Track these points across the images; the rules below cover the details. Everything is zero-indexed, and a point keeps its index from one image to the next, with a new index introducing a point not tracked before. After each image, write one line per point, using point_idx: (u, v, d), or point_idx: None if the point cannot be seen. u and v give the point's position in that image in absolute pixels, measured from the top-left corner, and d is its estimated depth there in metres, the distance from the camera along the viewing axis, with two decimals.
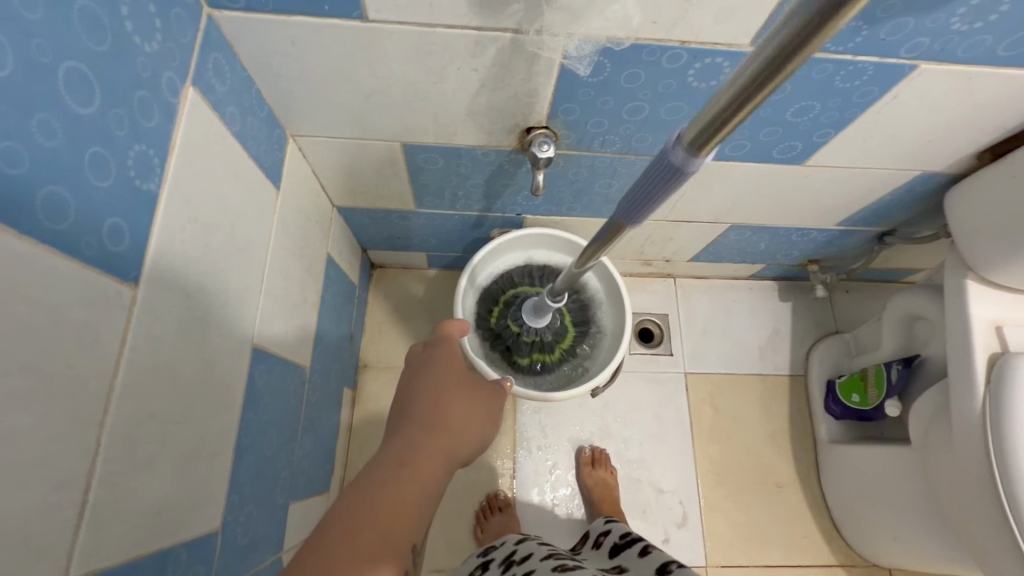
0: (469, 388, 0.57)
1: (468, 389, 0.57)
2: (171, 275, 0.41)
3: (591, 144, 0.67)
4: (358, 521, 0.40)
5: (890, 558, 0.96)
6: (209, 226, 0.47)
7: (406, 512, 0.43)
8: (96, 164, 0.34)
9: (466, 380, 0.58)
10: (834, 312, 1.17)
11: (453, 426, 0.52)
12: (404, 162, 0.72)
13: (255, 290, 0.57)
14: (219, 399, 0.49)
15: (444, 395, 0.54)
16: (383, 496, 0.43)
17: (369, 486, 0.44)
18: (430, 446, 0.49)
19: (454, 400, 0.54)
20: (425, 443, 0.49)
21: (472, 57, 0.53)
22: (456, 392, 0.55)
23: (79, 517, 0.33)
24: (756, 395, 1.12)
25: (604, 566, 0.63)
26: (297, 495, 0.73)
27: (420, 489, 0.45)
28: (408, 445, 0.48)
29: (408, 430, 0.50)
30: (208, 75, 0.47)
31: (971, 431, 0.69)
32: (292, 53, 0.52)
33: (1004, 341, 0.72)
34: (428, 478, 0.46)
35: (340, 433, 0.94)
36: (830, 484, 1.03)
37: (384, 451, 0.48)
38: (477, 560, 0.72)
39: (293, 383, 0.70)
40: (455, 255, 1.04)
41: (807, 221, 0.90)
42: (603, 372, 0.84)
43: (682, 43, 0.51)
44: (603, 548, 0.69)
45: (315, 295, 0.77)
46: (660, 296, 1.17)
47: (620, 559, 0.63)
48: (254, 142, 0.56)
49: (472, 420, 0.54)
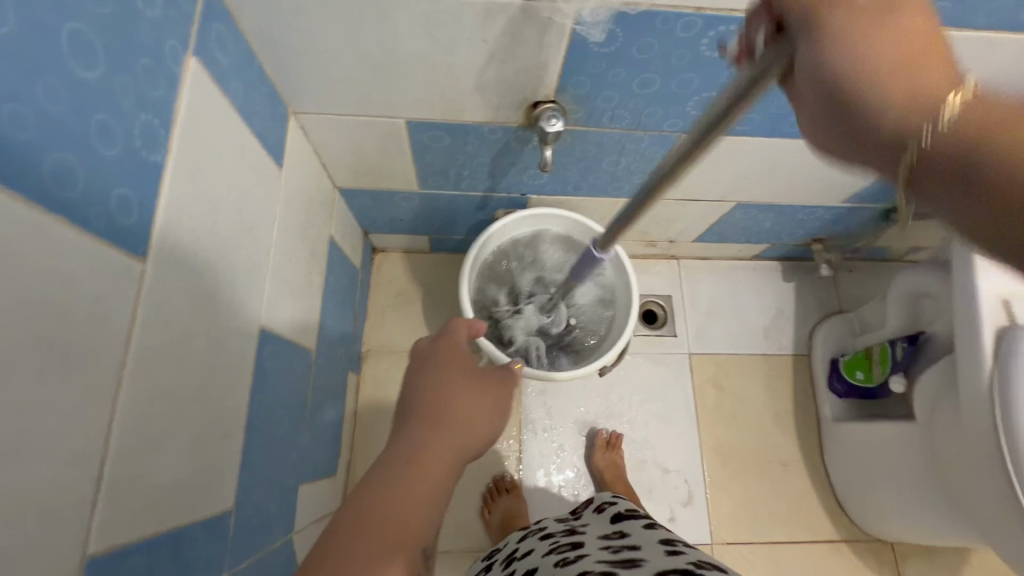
0: (478, 380, 0.57)
1: (475, 382, 0.56)
2: (179, 252, 0.41)
3: (599, 119, 0.66)
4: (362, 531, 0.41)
5: (890, 534, 0.97)
6: (216, 203, 0.47)
7: (409, 515, 0.43)
8: (102, 133, 0.33)
9: (473, 372, 0.57)
10: (839, 292, 1.17)
11: (459, 422, 0.52)
12: (408, 140, 0.71)
13: (261, 270, 0.57)
14: (230, 379, 0.50)
15: (455, 391, 0.54)
16: (394, 496, 0.43)
17: (373, 490, 0.44)
18: (442, 442, 0.49)
19: (459, 394, 0.54)
20: (431, 441, 0.49)
21: (481, 27, 0.52)
22: (462, 387, 0.55)
23: (96, 492, 0.33)
24: (760, 375, 1.12)
25: (604, 531, 0.65)
26: (306, 478, 0.74)
27: (433, 488, 0.46)
28: (413, 444, 0.48)
29: (413, 428, 0.50)
30: (211, 46, 0.46)
31: (980, 406, 0.69)
32: (295, 24, 0.52)
33: (1013, 315, 0.71)
34: (432, 478, 0.46)
35: (346, 416, 0.95)
36: (834, 463, 1.03)
37: (390, 451, 0.48)
38: (480, 563, 0.75)
39: (300, 366, 0.70)
40: (458, 237, 1.03)
41: (814, 199, 0.89)
42: (611, 352, 0.84)
43: (696, 10, 0.50)
44: (604, 514, 0.70)
45: (319, 277, 0.77)
46: (664, 278, 1.17)
47: (623, 524, 0.65)
48: (258, 117, 0.56)
49: (480, 412, 0.54)
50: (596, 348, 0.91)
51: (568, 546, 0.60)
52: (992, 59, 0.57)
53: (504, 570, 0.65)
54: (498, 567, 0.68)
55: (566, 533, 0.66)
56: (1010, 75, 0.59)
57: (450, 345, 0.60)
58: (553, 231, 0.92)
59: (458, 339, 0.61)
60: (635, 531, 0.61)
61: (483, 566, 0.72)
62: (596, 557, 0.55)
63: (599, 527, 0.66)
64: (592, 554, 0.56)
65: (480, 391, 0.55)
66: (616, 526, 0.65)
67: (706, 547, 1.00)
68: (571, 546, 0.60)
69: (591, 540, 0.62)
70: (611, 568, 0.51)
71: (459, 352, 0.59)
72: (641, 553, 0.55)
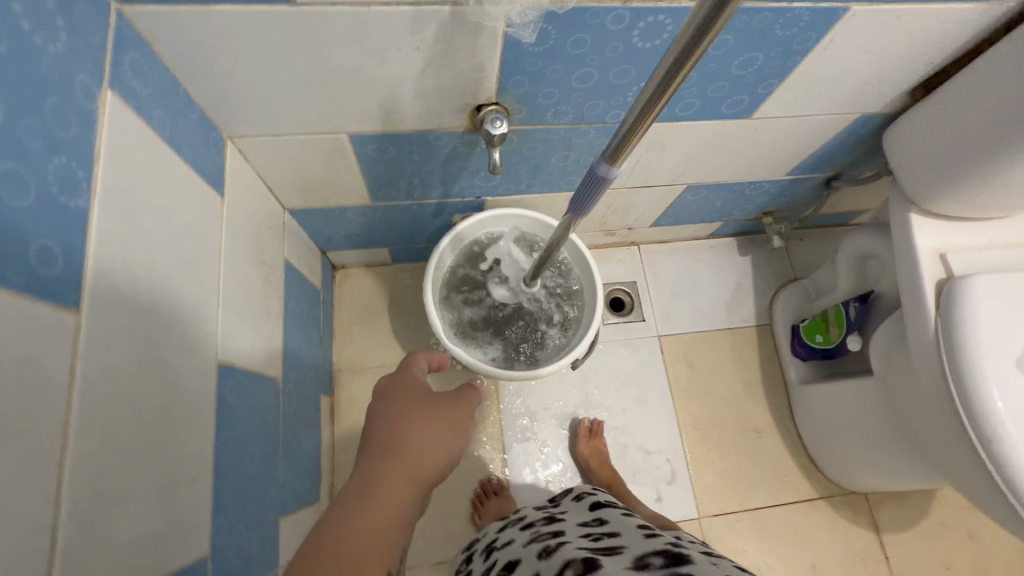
0: (431, 411, 0.58)
1: (431, 411, 0.58)
2: (118, 298, 0.40)
3: (543, 117, 0.67)
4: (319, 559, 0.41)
5: (862, 484, 1.02)
6: (153, 240, 0.45)
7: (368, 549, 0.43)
8: (11, 182, 0.31)
9: (427, 403, 0.59)
10: (793, 261, 1.22)
11: (415, 450, 0.53)
12: (353, 154, 0.70)
13: (213, 303, 0.55)
14: (192, 421, 0.48)
15: (408, 423, 0.55)
16: (350, 529, 0.44)
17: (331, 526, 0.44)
18: (396, 474, 0.50)
19: (414, 424, 0.55)
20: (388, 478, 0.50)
21: (412, 35, 0.51)
22: (417, 415, 0.57)
23: (50, 564, 0.32)
24: (727, 349, 1.15)
25: (583, 518, 0.65)
26: (287, 510, 0.72)
27: (387, 518, 0.46)
28: (368, 478, 0.49)
29: (371, 462, 0.51)
30: (127, 77, 0.44)
31: (927, 355, 0.74)
32: (218, 47, 0.50)
33: (948, 266, 0.76)
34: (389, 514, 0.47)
35: (322, 440, 0.93)
36: (805, 422, 1.07)
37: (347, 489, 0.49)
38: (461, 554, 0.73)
39: (267, 397, 0.68)
40: (418, 246, 1.02)
41: (759, 174, 0.92)
42: (582, 343, 0.85)
43: (623, 2, 0.50)
44: (584, 503, 0.71)
45: (278, 303, 0.75)
46: (627, 265, 1.19)
47: (602, 512, 0.65)
48: (190, 147, 0.54)
49: (436, 444, 0.55)
50: (569, 339, 0.91)
51: (547, 535, 0.60)
52: (903, 29, 0.60)
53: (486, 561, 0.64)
54: (480, 559, 0.67)
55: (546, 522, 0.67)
56: (920, 43, 0.63)
57: (410, 378, 0.62)
58: (518, 230, 0.92)
59: (418, 373, 0.63)
60: (614, 518, 0.62)
61: (464, 558, 0.71)
62: (576, 544, 0.55)
63: (579, 514, 0.67)
64: (572, 542, 0.56)
65: (434, 417, 0.57)
66: (595, 514, 0.65)
67: (694, 521, 1.02)
68: (552, 535, 0.60)
69: (571, 528, 0.62)
70: (592, 553, 0.51)
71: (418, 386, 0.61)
72: (620, 539, 0.55)
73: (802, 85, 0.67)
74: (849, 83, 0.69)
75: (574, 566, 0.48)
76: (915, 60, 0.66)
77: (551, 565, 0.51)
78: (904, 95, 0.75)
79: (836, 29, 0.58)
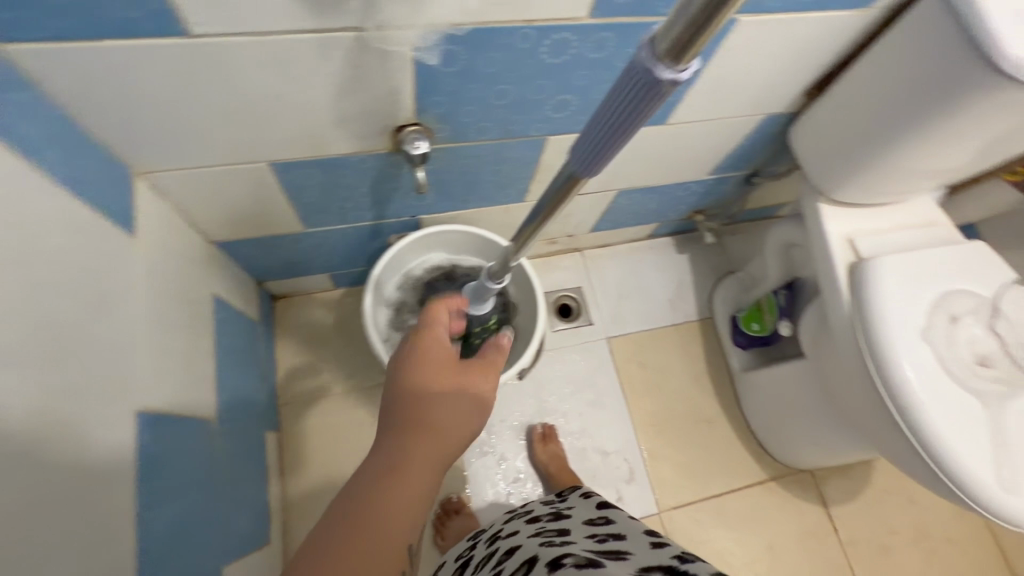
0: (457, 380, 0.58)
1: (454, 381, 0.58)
2: (6, 355, 0.37)
3: (466, 134, 0.68)
4: (336, 542, 0.42)
5: (807, 462, 1.07)
6: (48, 289, 0.42)
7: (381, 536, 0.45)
8: None
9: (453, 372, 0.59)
10: (727, 255, 1.28)
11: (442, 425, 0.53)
12: (277, 182, 0.69)
13: (128, 348, 0.52)
14: (106, 476, 0.45)
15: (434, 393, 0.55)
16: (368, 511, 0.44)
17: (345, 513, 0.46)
18: (420, 449, 0.50)
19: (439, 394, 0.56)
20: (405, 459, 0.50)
21: (320, 62, 0.51)
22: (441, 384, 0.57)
23: None
24: (674, 344, 1.19)
25: (590, 518, 0.66)
26: (232, 556, 0.69)
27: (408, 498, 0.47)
28: (391, 456, 0.49)
29: (394, 441, 0.51)
30: (8, 120, 0.42)
31: (846, 334, 0.79)
32: (112, 82, 0.48)
33: (857, 251, 0.82)
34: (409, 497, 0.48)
35: (271, 477, 0.90)
36: (751, 408, 1.12)
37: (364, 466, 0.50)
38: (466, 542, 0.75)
39: (200, 440, 0.65)
40: (359, 269, 1.01)
41: (684, 175, 0.97)
42: (525, 353, 0.85)
43: (526, 22, 0.52)
44: (591, 502, 0.72)
45: (208, 340, 0.72)
46: (572, 271, 1.21)
47: (608, 514, 0.66)
48: (91, 187, 0.51)
49: (459, 415, 0.55)
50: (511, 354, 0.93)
51: (554, 531, 0.61)
52: (790, 37, 0.65)
53: (489, 548, 0.65)
54: (482, 546, 0.68)
55: (551, 518, 0.68)
56: (808, 49, 0.68)
57: (435, 348, 0.60)
58: (460, 246, 0.92)
59: (440, 343, 0.61)
60: (620, 522, 0.63)
61: (468, 545, 0.72)
62: (581, 544, 0.55)
63: (585, 514, 0.68)
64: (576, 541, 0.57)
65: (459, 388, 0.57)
66: (602, 516, 0.66)
67: (654, 516, 1.05)
68: (558, 532, 0.60)
69: (577, 527, 0.63)
70: (596, 554, 0.51)
71: (440, 355, 0.60)
72: (625, 545, 0.55)
73: (708, 90, 0.71)
74: (750, 88, 0.73)
75: (575, 561, 0.49)
76: (806, 64, 0.72)
77: (553, 557, 0.51)
78: (802, 96, 0.81)
79: (730, 39, 0.62)
